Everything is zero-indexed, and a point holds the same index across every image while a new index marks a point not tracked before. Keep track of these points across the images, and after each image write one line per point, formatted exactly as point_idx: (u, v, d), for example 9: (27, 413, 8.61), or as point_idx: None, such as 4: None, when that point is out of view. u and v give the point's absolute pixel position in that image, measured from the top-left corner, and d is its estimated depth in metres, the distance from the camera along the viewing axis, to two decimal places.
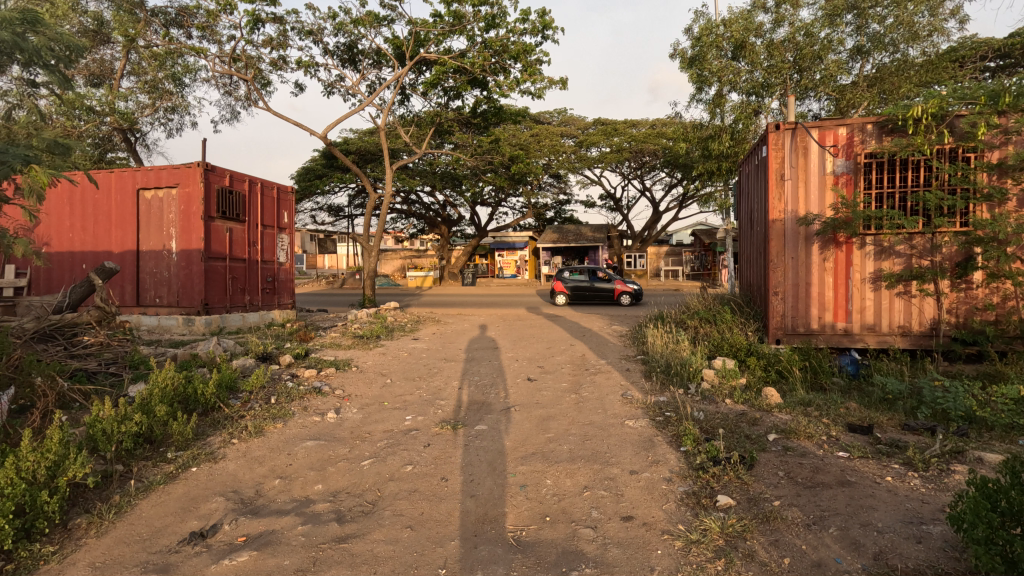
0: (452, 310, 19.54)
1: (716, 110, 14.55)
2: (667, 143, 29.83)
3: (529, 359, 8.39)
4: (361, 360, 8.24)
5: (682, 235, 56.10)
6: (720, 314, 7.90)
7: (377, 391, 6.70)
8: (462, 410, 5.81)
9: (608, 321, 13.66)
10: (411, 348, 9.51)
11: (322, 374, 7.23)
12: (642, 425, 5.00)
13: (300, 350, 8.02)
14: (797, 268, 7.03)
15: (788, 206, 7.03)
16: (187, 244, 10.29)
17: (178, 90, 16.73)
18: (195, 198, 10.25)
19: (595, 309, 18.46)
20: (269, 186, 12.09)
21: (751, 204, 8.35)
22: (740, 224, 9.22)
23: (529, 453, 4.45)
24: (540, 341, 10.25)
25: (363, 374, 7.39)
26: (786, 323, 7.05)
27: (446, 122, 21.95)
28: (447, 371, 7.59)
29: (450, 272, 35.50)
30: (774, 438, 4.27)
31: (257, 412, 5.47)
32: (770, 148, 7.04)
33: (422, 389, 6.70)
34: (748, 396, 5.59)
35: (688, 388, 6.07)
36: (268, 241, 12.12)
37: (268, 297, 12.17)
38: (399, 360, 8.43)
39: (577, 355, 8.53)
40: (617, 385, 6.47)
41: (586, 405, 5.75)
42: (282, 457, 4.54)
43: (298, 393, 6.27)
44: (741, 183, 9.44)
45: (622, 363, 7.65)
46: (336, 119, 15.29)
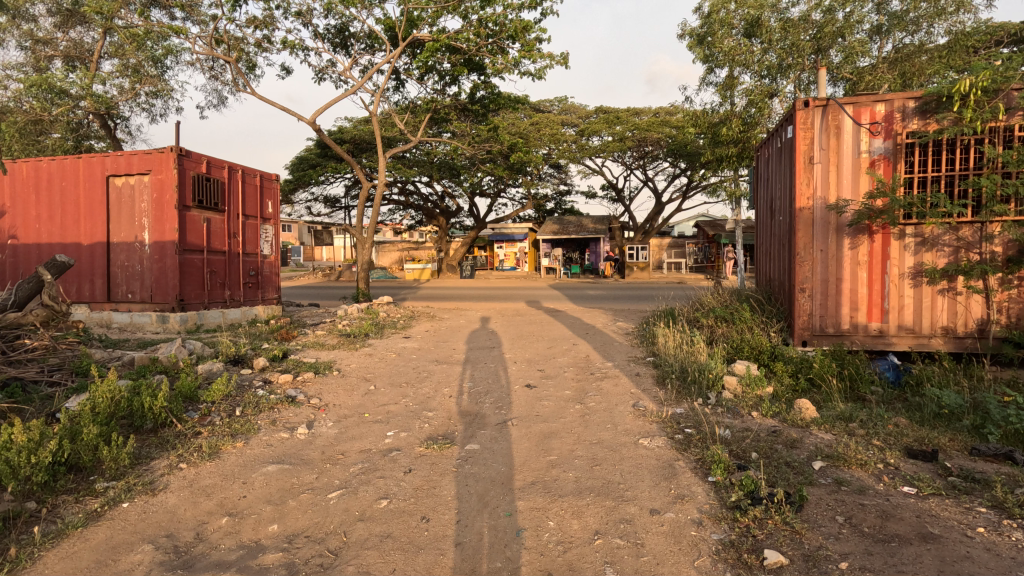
0: (449, 304, 18.86)
1: (726, 94, 13.80)
2: (671, 132, 29.01)
3: (528, 361, 7.70)
4: (345, 363, 7.54)
5: (684, 226, 55.37)
6: (737, 312, 7.23)
7: (358, 399, 5.99)
8: (451, 425, 5.11)
9: (612, 317, 12.97)
10: (401, 347, 8.81)
11: (299, 379, 6.53)
12: (659, 445, 4.31)
13: (277, 352, 7.33)
14: (827, 262, 6.30)
15: (817, 192, 6.30)
16: (160, 235, 9.57)
17: (159, 74, 15.93)
18: (168, 185, 9.51)
19: (597, 304, 17.78)
20: (252, 173, 11.36)
21: (772, 191, 7.61)
22: (758, 214, 8.48)
23: (527, 483, 3.76)
24: (540, 340, 9.55)
25: (345, 379, 6.69)
26: (814, 323, 6.35)
27: (442, 109, 21.14)
28: (438, 376, 6.89)
29: (448, 264, 34.84)
30: (821, 467, 3.57)
31: (216, 428, 4.77)
32: (797, 127, 6.30)
33: (409, 397, 6.02)
34: (779, 409, 4.89)
35: (708, 397, 5.39)
36: (250, 232, 11.39)
37: (251, 292, 11.46)
38: (387, 362, 7.73)
39: (581, 357, 7.82)
40: (627, 394, 5.78)
41: (594, 419, 5.05)
42: (237, 486, 3.84)
43: (269, 403, 5.57)
44: (758, 170, 8.70)
45: (631, 367, 6.96)
46: (324, 104, 14.52)
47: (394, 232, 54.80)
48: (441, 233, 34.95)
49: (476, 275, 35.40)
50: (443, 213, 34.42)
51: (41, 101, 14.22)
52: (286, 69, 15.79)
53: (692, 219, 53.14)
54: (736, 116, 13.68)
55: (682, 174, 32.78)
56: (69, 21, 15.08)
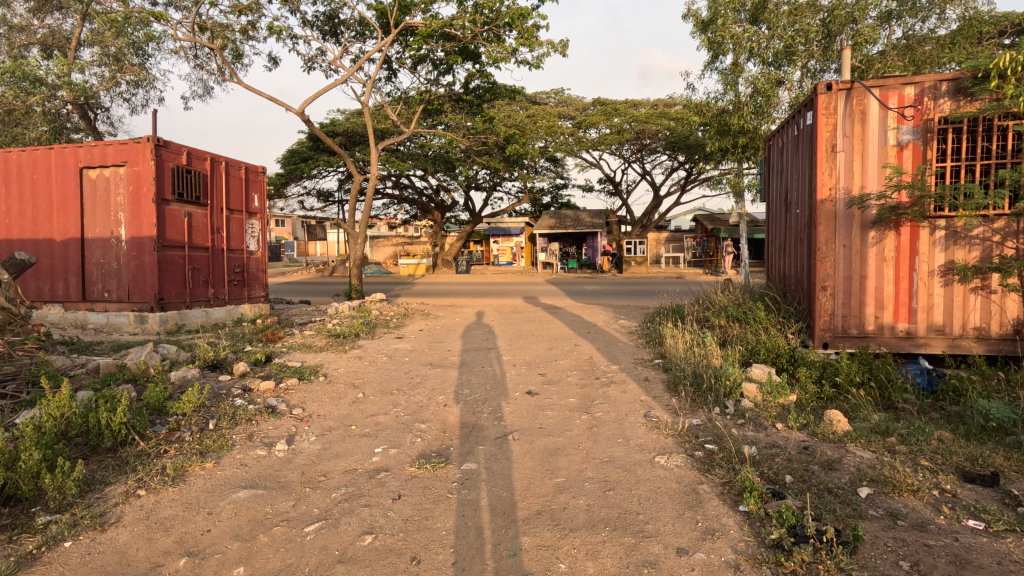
0: (444, 301, 18.35)
1: (731, 82, 13.33)
2: (669, 124, 28.53)
3: (528, 364, 7.24)
4: (333, 367, 7.06)
5: (681, 220, 55.05)
6: (752, 311, 6.79)
7: (345, 408, 5.52)
8: (446, 440, 4.64)
9: (613, 314, 12.54)
10: (394, 349, 8.34)
11: (282, 386, 6.05)
12: (678, 465, 3.87)
13: (260, 356, 6.84)
14: (850, 258, 5.84)
15: (840, 182, 5.84)
16: (138, 230, 9.03)
17: (141, 63, 15.34)
18: (145, 178, 8.96)
19: (596, 300, 17.36)
20: (236, 166, 10.82)
21: (787, 182, 7.15)
22: (770, 207, 8.04)
23: (533, 513, 3.31)
24: (539, 340, 9.09)
25: (332, 386, 6.21)
26: (836, 324, 5.91)
27: (437, 100, 20.56)
28: (432, 381, 6.42)
29: (443, 259, 34.30)
30: (869, 495, 3.13)
31: (184, 445, 4.30)
32: (819, 113, 5.84)
33: (401, 406, 5.55)
34: (806, 422, 4.45)
35: (727, 407, 4.95)
36: (235, 226, 10.85)
37: (236, 290, 10.94)
38: (378, 365, 7.26)
39: (584, 360, 7.36)
40: (637, 403, 5.34)
41: (603, 432, 4.59)
42: (201, 518, 3.35)
43: (245, 415, 5.07)
44: (770, 160, 8.23)
45: (638, 371, 6.50)
46: (313, 94, 14.02)
47: (388, 226, 54.16)
48: (436, 227, 34.41)
49: (472, 270, 34.91)
50: (438, 208, 33.88)
51: (14, 89, 13.59)
52: (274, 59, 15.23)
53: (689, 213, 52.75)
54: (742, 105, 13.20)
55: (680, 167, 32.35)
56: (44, 7, 14.47)
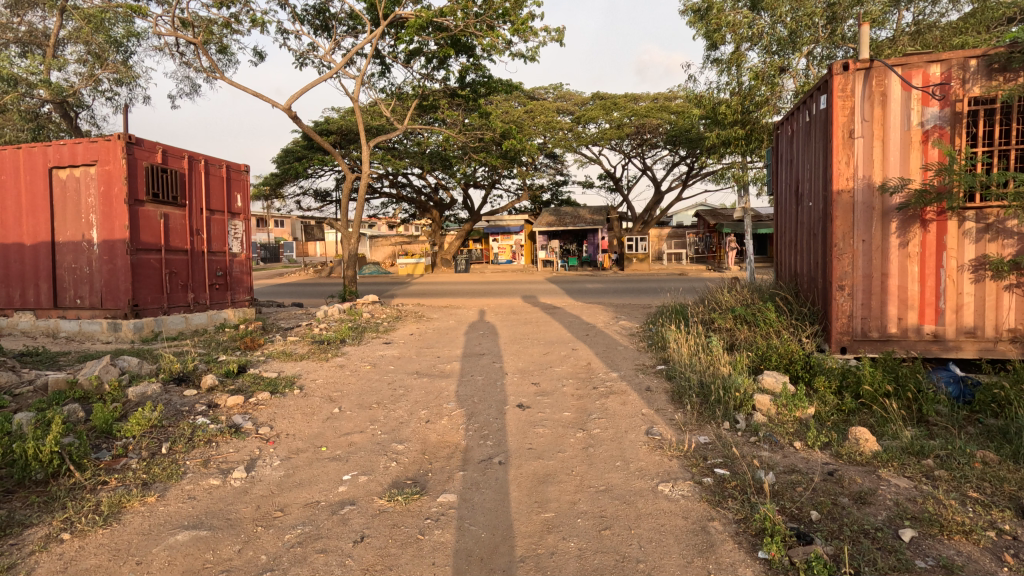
0: (441, 301, 17.85)
1: (732, 71, 12.81)
2: (670, 117, 27.98)
3: (521, 371, 6.76)
4: (312, 377, 6.57)
5: (682, 216, 54.46)
6: (761, 313, 6.28)
7: (318, 426, 5.04)
8: (424, 464, 4.15)
9: (612, 314, 12.05)
10: (380, 355, 7.86)
11: (251, 400, 5.57)
12: (685, 496, 3.38)
13: (232, 367, 6.36)
14: (870, 254, 5.35)
15: (858, 171, 5.33)
16: (110, 233, 8.55)
17: (123, 59, 14.87)
18: (117, 177, 8.48)
19: (596, 299, 16.85)
20: (215, 164, 10.32)
21: (798, 172, 6.65)
22: (779, 199, 7.54)
23: (517, 561, 2.82)
24: (534, 343, 8.60)
25: (307, 399, 5.73)
26: (855, 326, 5.42)
27: (431, 96, 20.06)
28: (415, 393, 5.94)
29: (442, 258, 33.80)
30: (913, 538, 2.64)
31: (128, 475, 3.82)
32: (834, 96, 5.33)
33: (379, 423, 5.06)
34: (828, 440, 3.96)
35: (738, 423, 4.46)
36: (216, 228, 10.37)
37: (218, 294, 10.46)
38: (360, 374, 6.77)
39: (582, 366, 6.87)
40: (638, 417, 4.85)
41: (600, 454, 4.11)
42: (127, 570, 2.86)
43: (205, 435, 4.59)
44: (777, 149, 7.73)
45: (638, 379, 6.01)
46: (300, 90, 13.54)
47: (387, 225, 53.70)
48: (434, 226, 33.95)
49: (471, 269, 34.44)
50: (436, 206, 33.41)
51: None
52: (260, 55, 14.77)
53: (690, 209, 52.12)
54: (745, 93, 12.66)
55: (681, 162, 31.81)
56: (20, 3, 14.01)
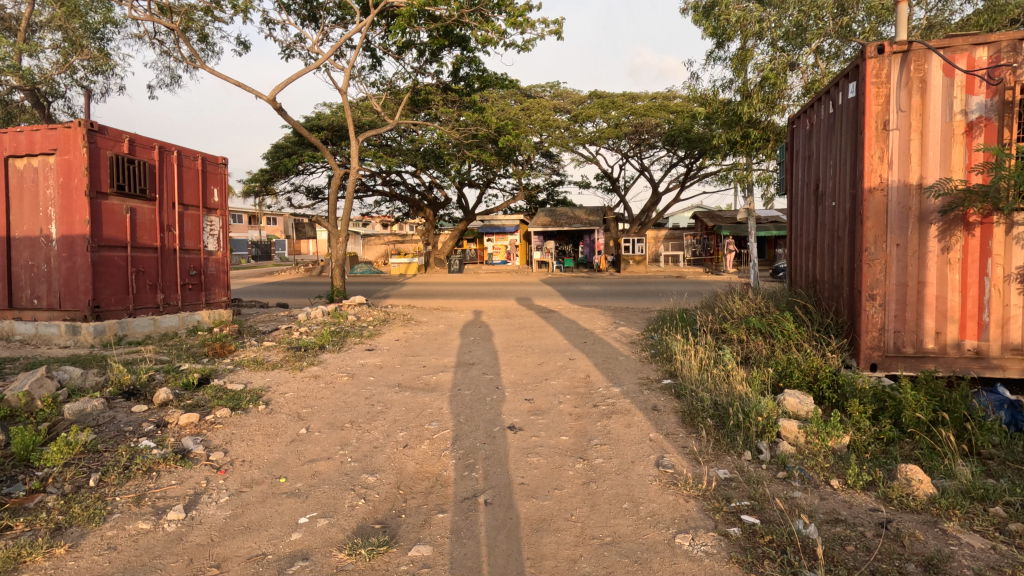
0: (433, 303, 17.19)
1: (738, 67, 12.24)
2: (669, 116, 27.46)
3: (514, 385, 6.13)
4: (281, 390, 5.92)
5: (679, 218, 54.12)
6: (779, 322, 5.72)
7: (280, 450, 4.41)
8: (397, 503, 3.54)
9: (611, 320, 11.43)
10: (360, 364, 7.20)
11: (208, 418, 4.91)
12: (710, 554, 2.77)
13: (192, 378, 5.70)
14: (905, 261, 4.77)
15: (893, 167, 4.76)
16: (69, 228, 7.88)
17: (98, 46, 14.20)
18: (77, 168, 7.81)
19: (593, 302, 16.21)
20: (188, 155, 9.61)
21: (820, 168, 6.08)
22: (795, 199, 6.98)
23: None
24: (529, 352, 7.96)
25: (272, 417, 5.10)
26: (887, 341, 4.84)
27: (423, 90, 19.45)
28: (396, 410, 5.32)
29: (435, 258, 33.12)
30: None
31: (38, 518, 3.18)
32: (867, 82, 4.76)
33: (351, 447, 4.43)
34: (873, 479, 3.38)
35: (762, 454, 3.88)
36: (190, 224, 9.71)
37: (192, 294, 9.78)
38: (336, 387, 6.13)
39: (580, 379, 6.27)
40: (646, 444, 4.24)
41: (604, 493, 3.51)
42: None
43: (146, 463, 3.95)
44: (793, 144, 7.15)
45: (644, 396, 5.41)
46: (285, 79, 12.85)
47: (380, 224, 52.90)
48: (428, 226, 33.28)
49: (465, 270, 33.78)
50: (430, 205, 32.79)
51: None
52: (243, 44, 14.08)
53: (687, 211, 51.82)
54: (751, 89, 12.06)
55: (679, 163, 31.31)
56: None
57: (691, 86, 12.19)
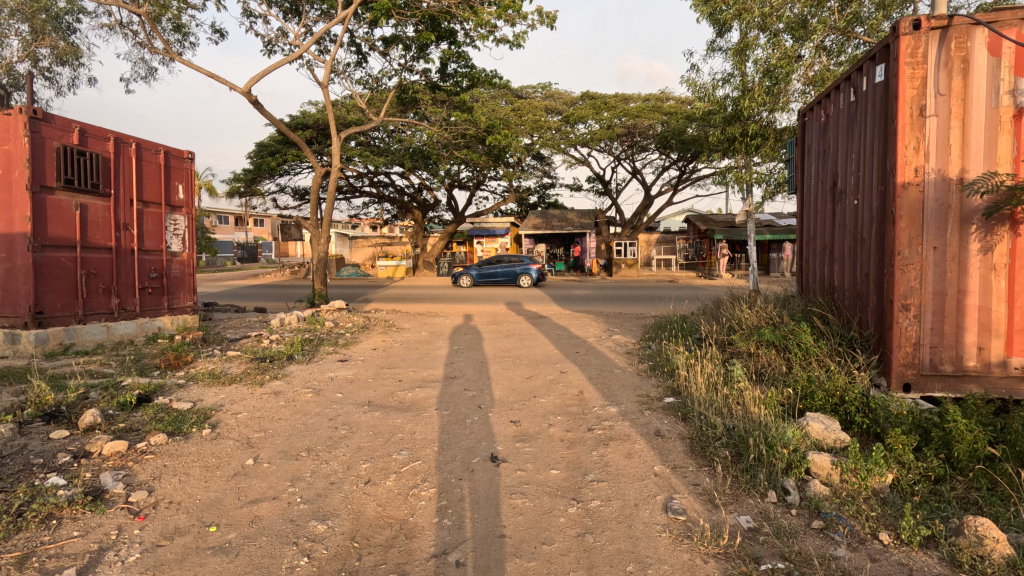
0: (419, 308, 16.47)
1: (738, 62, 11.68)
2: (662, 118, 26.99)
3: (499, 404, 5.46)
4: (234, 409, 5.20)
5: (671, 221, 53.86)
6: (795, 335, 5.12)
7: (219, 487, 3.72)
8: (348, 562, 2.87)
9: (605, 327, 10.79)
10: (330, 378, 6.49)
11: (139, 446, 4.20)
12: None
13: (129, 397, 4.99)
14: (943, 266, 4.18)
15: (930, 159, 4.17)
16: (9, 226, 7.12)
17: (63, 34, 13.37)
18: (18, 159, 7.05)
19: (584, 307, 15.59)
20: (148, 148, 8.88)
21: (838, 163, 5.49)
22: (808, 196, 6.39)
23: None
24: (517, 363, 7.29)
25: (217, 443, 4.40)
26: (921, 358, 4.24)
27: (410, 86, 18.77)
28: (362, 434, 4.64)
29: (424, 261, 32.37)
30: None
31: None
32: (902, 61, 4.17)
33: (303, 483, 3.75)
34: (934, 534, 2.77)
35: (789, 495, 3.26)
36: (150, 222, 8.96)
37: (152, 299, 9.02)
38: (298, 405, 5.42)
39: (572, 397, 5.63)
40: (652, 481, 3.59)
41: (603, 550, 2.85)
42: None
43: (46, 507, 3.25)
44: (806, 137, 6.56)
45: (645, 418, 4.78)
46: (263, 69, 12.06)
47: (370, 226, 52.09)
48: (417, 228, 32.55)
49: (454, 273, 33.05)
50: (419, 207, 32.12)
51: None
52: (219, 34, 13.26)
53: (679, 214, 51.63)
54: (752, 84, 11.50)
55: (672, 165, 30.84)
56: None
57: (690, 81, 11.62)
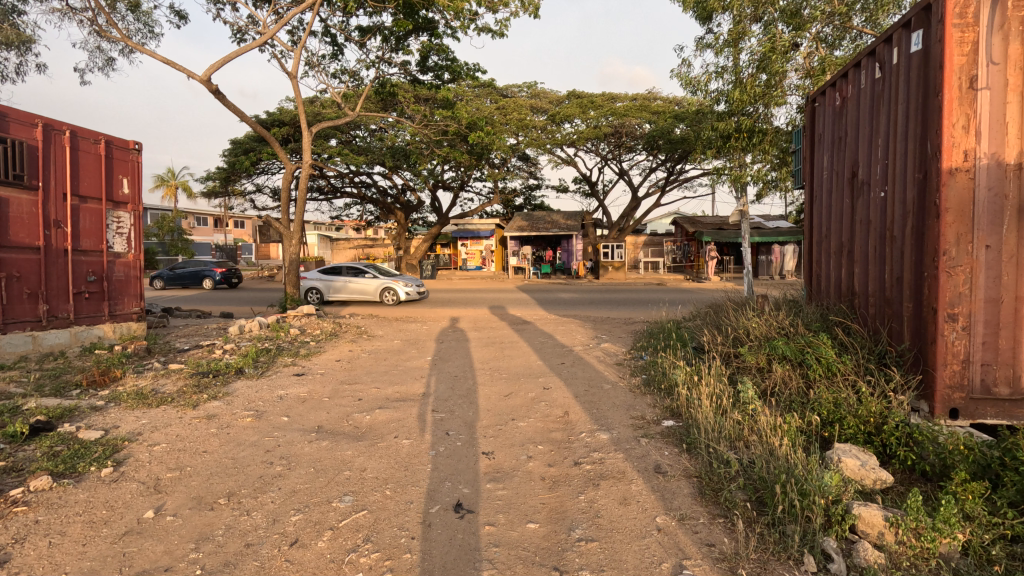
0: (398, 313, 15.62)
1: (731, 54, 11.06)
2: (650, 117, 26.46)
3: (472, 429, 4.66)
4: (153, 439, 4.33)
5: (658, 224, 53.67)
6: (813, 348, 4.42)
7: (100, 552, 2.87)
8: None
9: (593, 333, 10.05)
10: (279, 397, 5.63)
11: (13, 494, 3.35)
12: None
13: (20, 427, 4.11)
14: (997, 268, 3.51)
15: (981, 142, 3.48)
16: None
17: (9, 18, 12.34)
18: None
19: (570, 312, 14.85)
20: (86, 137, 7.96)
21: (859, 150, 4.80)
22: (820, 190, 5.70)
23: None
24: (496, 378, 6.49)
25: (116, 486, 3.55)
26: (971, 378, 3.55)
27: (389, 80, 17.92)
28: (301, 472, 3.82)
29: (407, 263, 31.48)
30: None
31: None
32: (949, 23, 3.48)
33: (210, 546, 2.92)
34: None
35: (832, 563, 2.53)
36: (88, 219, 8.04)
37: (90, 305, 8.09)
38: (232, 432, 4.56)
39: (556, 421, 4.85)
40: (656, 542, 2.83)
41: None
42: None
43: None
44: (816, 124, 5.87)
45: (641, 450, 4.05)
46: (224, 56, 11.15)
47: (353, 228, 51.06)
48: (399, 229, 31.64)
49: (438, 276, 32.10)
50: (402, 208, 31.26)
51: None
52: (179, 19, 12.31)
53: (667, 216, 51.51)
54: (746, 76, 10.87)
55: (660, 166, 30.29)
56: None
57: (681, 73, 10.97)
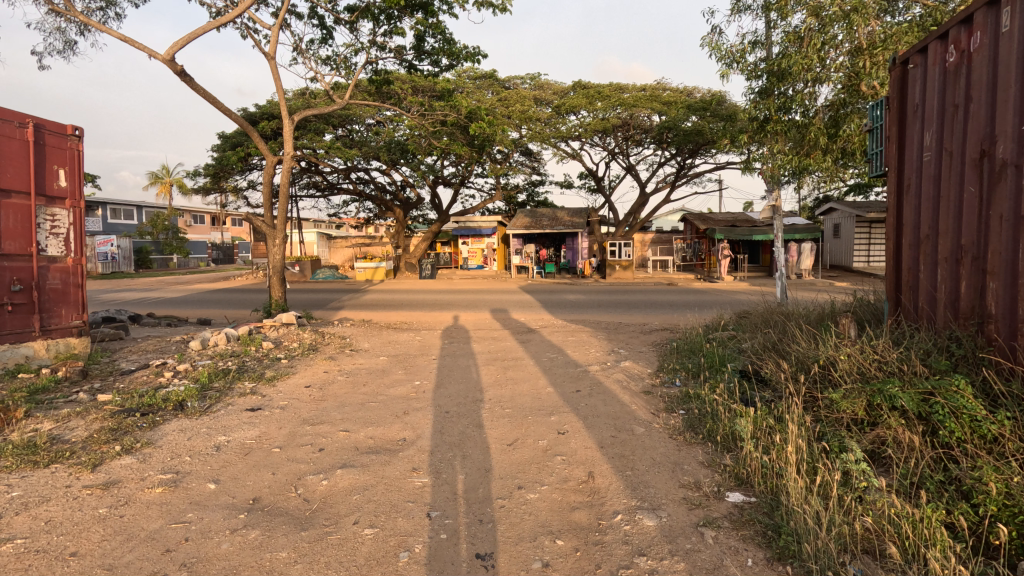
0: (393, 318, 14.35)
1: (772, 26, 9.63)
2: (660, 109, 25.04)
3: (463, 509, 3.34)
4: (7, 531, 3.04)
5: (664, 221, 52.67)
6: (946, 396, 3.11)
7: None
8: None
9: (611, 347, 8.71)
10: (216, 448, 4.33)
11: None
12: None
13: None
14: None
15: None
16: None
17: None
18: None
19: (581, 316, 13.53)
20: (10, 120, 6.65)
21: (998, 117, 3.47)
22: (922, 175, 4.36)
23: None
24: (497, 415, 5.17)
25: None
26: None
27: (383, 69, 16.60)
28: None
29: (407, 262, 30.24)
30: None
31: None
32: None
33: None
34: None
35: None
36: (10, 216, 6.74)
37: (14, 319, 6.82)
38: (130, 514, 3.26)
39: (581, 493, 3.52)
40: None
41: None
42: None
43: None
44: (911, 90, 4.54)
45: (710, 556, 2.73)
46: (191, 32, 9.84)
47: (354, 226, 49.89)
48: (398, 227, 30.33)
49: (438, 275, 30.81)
50: (401, 205, 29.96)
51: None
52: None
53: (676, 212, 50.37)
54: (787, 52, 9.46)
55: (670, 160, 28.89)
56: None
57: (713, 46, 9.56)
